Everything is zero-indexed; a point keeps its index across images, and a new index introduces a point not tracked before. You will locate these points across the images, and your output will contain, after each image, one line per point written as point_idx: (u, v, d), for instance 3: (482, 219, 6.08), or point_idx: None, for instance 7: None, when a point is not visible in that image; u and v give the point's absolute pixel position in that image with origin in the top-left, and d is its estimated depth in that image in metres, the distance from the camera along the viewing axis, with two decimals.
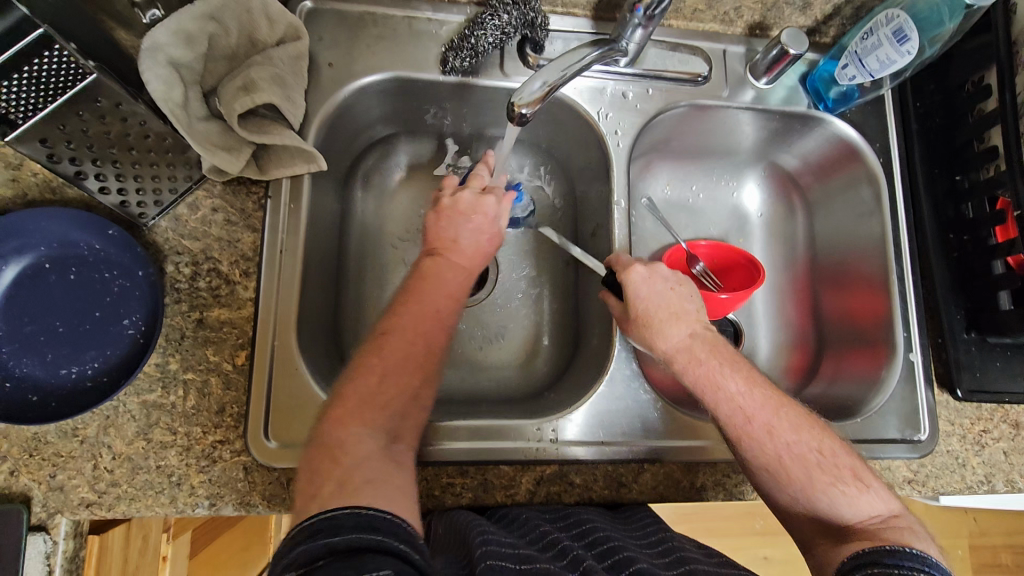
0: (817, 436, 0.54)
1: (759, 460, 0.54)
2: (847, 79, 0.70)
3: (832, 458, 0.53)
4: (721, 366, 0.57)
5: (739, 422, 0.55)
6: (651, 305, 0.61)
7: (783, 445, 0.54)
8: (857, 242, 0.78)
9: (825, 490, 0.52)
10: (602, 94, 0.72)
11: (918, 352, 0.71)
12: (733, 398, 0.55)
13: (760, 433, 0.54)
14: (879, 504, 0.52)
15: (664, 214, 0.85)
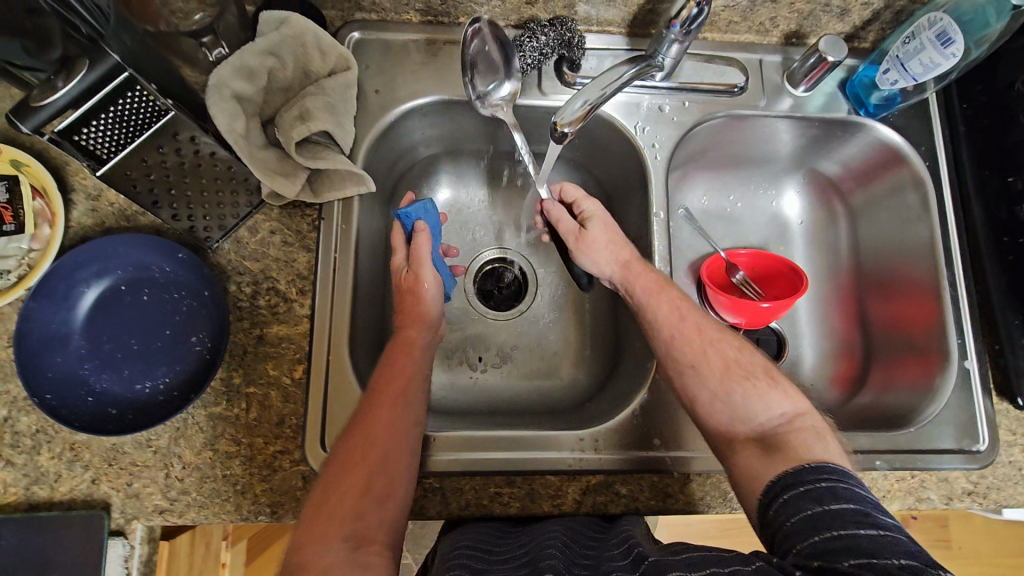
0: (741, 346, 0.60)
1: (686, 356, 0.59)
2: (889, 84, 0.70)
3: (751, 361, 0.58)
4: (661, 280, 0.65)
5: (673, 321, 0.61)
6: (610, 226, 0.70)
7: (710, 344, 0.59)
8: (903, 247, 0.76)
9: (741, 383, 0.56)
10: (638, 109, 0.73)
11: (972, 358, 0.69)
12: (672, 301, 0.62)
13: (689, 332, 0.60)
14: (786, 404, 0.55)
15: (702, 224, 0.85)
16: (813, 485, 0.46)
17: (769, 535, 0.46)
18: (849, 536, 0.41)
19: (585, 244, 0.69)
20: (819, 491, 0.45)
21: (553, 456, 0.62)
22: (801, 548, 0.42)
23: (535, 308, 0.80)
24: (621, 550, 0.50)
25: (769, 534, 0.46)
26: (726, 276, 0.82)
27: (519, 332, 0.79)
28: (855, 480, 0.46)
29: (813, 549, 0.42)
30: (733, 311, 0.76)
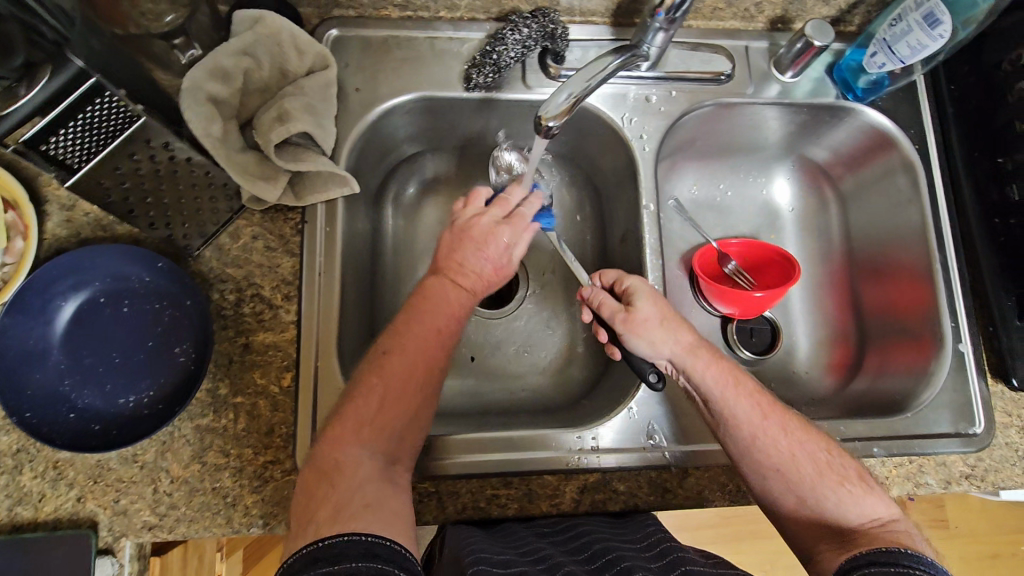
0: (822, 438, 0.57)
1: (771, 459, 0.55)
2: (877, 67, 0.69)
3: (840, 459, 0.56)
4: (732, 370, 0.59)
5: (755, 421, 0.56)
6: (663, 309, 0.62)
7: (796, 442, 0.56)
8: (894, 231, 0.76)
9: (835, 489, 0.54)
10: (624, 100, 0.72)
11: (967, 342, 0.69)
12: (751, 394, 0.58)
13: (773, 432, 0.56)
14: (879, 507, 0.54)
15: (693, 214, 0.84)
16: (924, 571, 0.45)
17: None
18: None
19: (640, 331, 0.61)
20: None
21: (551, 456, 0.61)
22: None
23: (527, 305, 0.79)
24: (653, 553, 0.50)
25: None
26: (718, 266, 0.82)
27: (511, 330, 0.78)
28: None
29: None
30: (724, 301, 0.76)
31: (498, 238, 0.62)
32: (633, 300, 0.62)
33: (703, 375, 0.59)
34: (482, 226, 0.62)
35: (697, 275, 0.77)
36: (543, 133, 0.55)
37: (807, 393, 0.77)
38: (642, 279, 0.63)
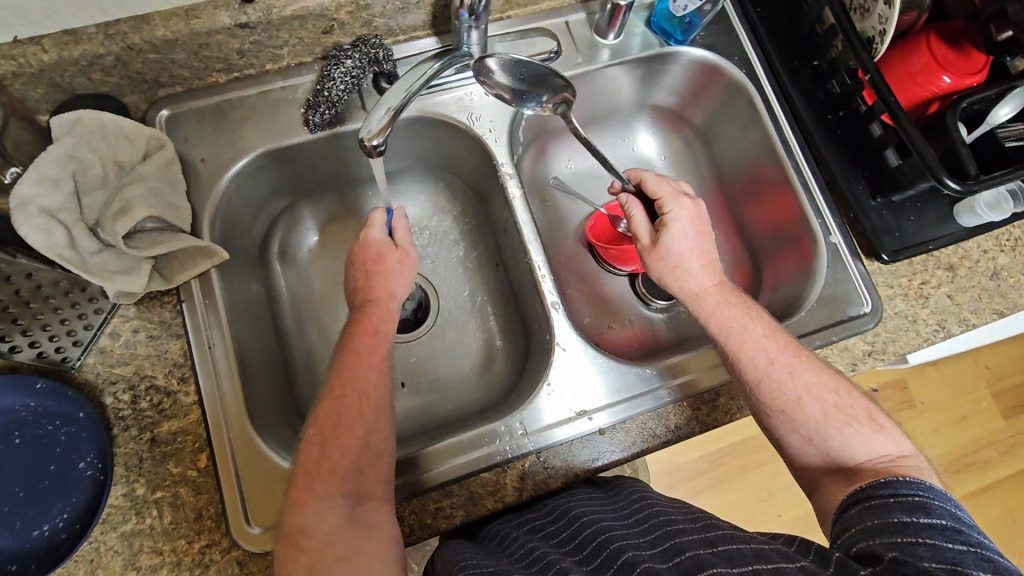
0: (833, 380, 0.62)
1: (775, 401, 0.61)
2: (683, 9, 0.73)
3: (849, 401, 0.60)
4: (745, 311, 0.66)
5: (762, 363, 0.62)
6: (698, 245, 0.70)
7: (803, 385, 0.61)
8: (750, 151, 0.80)
9: (839, 428, 0.59)
10: (467, 100, 0.74)
11: (837, 233, 0.73)
12: (758, 341, 0.63)
13: (781, 375, 0.61)
14: (890, 446, 0.58)
15: (575, 187, 0.90)
16: (944, 498, 0.49)
17: (877, 517, 0.49)
18: (936, 545, 0.44)
19: (667, 258, 0.70)
20: (953, 509, 0.48)
21: (483, 454, 0.62)
22: (933, 536, 0.45)
23: (439, 318, 0.81)
24: (651, 540, 0.50)
25: (881, 513, 0.49)
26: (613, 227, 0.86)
27: (430, 346, 0.79)
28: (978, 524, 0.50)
29: (944, 540, 0.45)
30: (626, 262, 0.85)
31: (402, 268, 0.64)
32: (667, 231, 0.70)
33: (709, 318, 0.66)
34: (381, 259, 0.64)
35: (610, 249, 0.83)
36: (373, 153, 0.56)
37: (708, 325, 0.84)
38: (682, 208, 0.71)
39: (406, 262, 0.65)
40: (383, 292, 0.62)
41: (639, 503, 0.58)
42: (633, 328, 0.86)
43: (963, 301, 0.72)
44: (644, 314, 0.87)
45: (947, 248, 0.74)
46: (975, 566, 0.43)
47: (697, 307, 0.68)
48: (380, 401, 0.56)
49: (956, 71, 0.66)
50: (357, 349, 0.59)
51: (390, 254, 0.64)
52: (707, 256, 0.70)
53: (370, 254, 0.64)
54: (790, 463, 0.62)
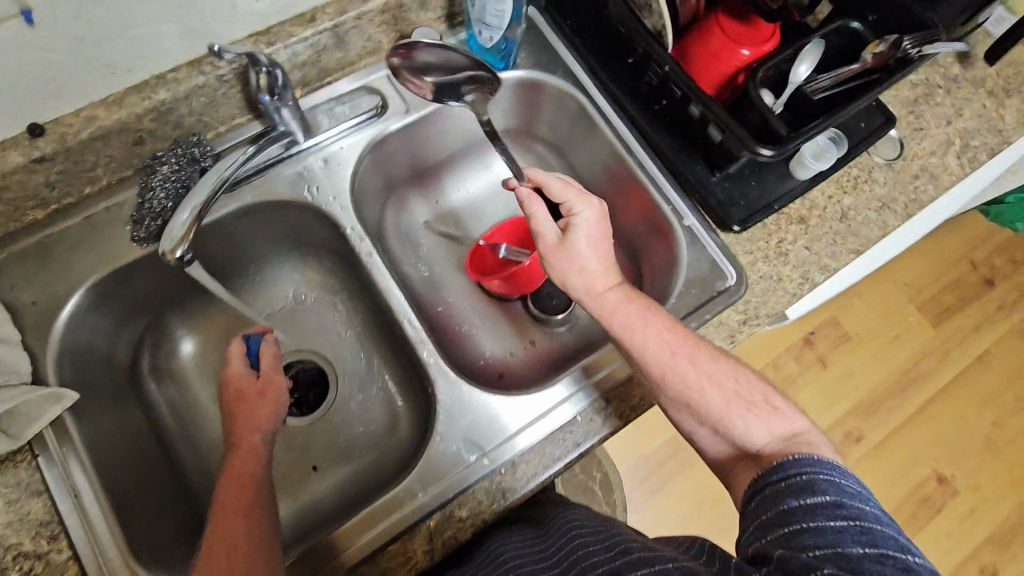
0: (729, 367, 0.62)
1: (682, 390, 0.61)
2: (490, 40, 0.75)
3: (748, 385, 0.61)
4: (644, 309, 0.64)
5: (666, 358, 0.61)
6: (603, 245, 0.68)
7: (705, 374, 0.61)
8: (597, 154, 0.83)
9: (740, 413, 0.59)
10: (304, 174, 0.73)
11: (690, 216, 0.76)
12: (661, 334, 0.62)
13: (683, 366, 0.61)
14: (786, 424, 0.58)
15: (446, 226, 0.90)
16: (830, 472, 0.50)
17: (769, 506, 0.50)
18: (817, 528, 0.45)
19: (574, 258, 0.67)
20: (838, 482, 0.49)
21: (390, 522, 0.61)
22: (816, 518, 0.46)
23: (338, 393, 0.80)
24: None
25: (772, 501, 0.50)
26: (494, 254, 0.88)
27: (333, 422, 0.78)
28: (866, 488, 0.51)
29: (825, 520, 0.45)
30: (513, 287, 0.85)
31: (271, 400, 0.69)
32: (572, 230, 0.67)
33: (613, 318, 0.64)
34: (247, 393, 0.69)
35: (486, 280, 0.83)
36: (181, 262, 0.57)
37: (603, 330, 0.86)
38: (589, 207, 0.69)
39: (268, 394, 0.69)
40: (246, 427, 0.65)
41: (568, 535, 0.60)
42: (538, 348, 0.86)
43: (820, 249, 0.76)
44: (547, 332, 0.87)
45: (794, 203, 0.77)
46: (854, 543, 0.44)
47: (600, 306, 0.65)
48: (259, 530, 0.56)
49: (750, 42, 0.69)
50: (234, 482, 0.59)
51: (250, 387, 0.70)
52: (609, 257, 0.68)
53: (233, 390, 0.69)
54: (703, 453, 0.63)
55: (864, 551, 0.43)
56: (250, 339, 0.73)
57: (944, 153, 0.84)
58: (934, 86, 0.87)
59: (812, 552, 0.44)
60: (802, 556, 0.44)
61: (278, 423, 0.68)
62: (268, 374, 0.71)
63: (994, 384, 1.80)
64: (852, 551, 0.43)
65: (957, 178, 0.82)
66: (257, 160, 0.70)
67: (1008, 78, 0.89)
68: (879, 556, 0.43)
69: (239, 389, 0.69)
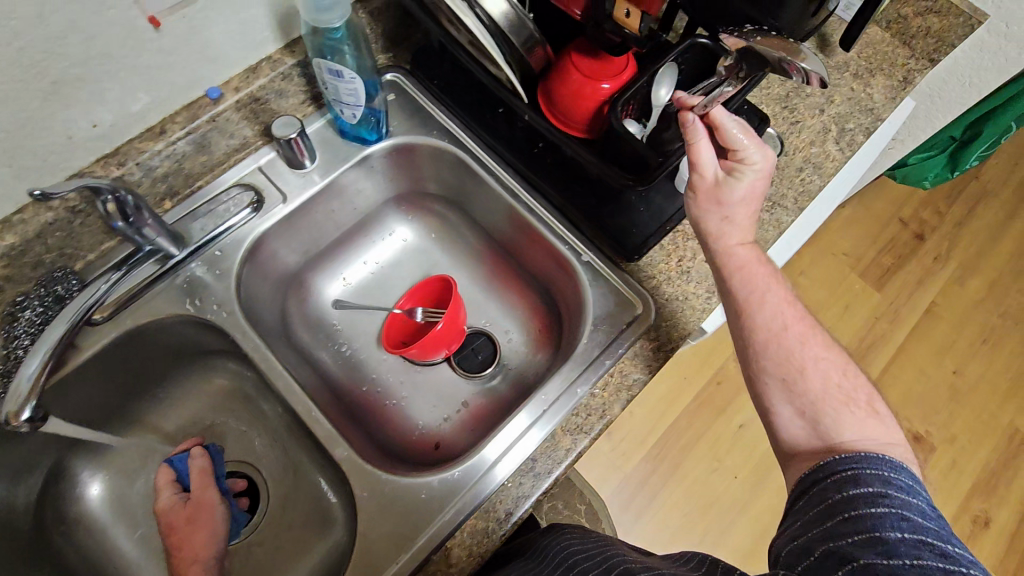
0: (839, 361, 0.64)
1: (784, 364, 0.64)
2: (354, 116, 0.73)
3: (853, 385, 0.63)
4: (766, 277, 0.67)
5: (775, 329, 0.65)
6: (751, 209, 0.67)
7: (811, 357, 0.63)
8: (490, 204, 0.83)
9: (840, 407, 0.61)
10: (184, 286, 0.70)
11: (587, 250, 0.76)
12: (778, 306, 0.66)
13: (793, 342, 0.64)
14: (880, 432, 0.59)
15: (359, 301, 0.87)
16: (875, 465, 0.53)
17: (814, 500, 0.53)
18: (859, 516, 0.48)
19: (723, 207, 0.66)
20: (883, 475, 0.51)
21: None
22: (856, 505, 0.49)
23: (269, 500, 0.76)
24: None
25: (819, 492, 0.53)
26: (413, 320, 0.85)
27: (267, 531, 0.74)
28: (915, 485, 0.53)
29: (865, 507, 0.48)
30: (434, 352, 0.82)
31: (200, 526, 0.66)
32: (735, 180, 0.65)
33: (736, 271, 0.67)
34: (178, 526, 0.65)
35: (400, 351, 0.80)
36: (29, 425, 0.55)
37: (534, 378, 0.83)
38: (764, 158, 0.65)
39: (198, 518, 0.66)
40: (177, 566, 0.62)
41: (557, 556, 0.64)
42: (472, 409, 0.83)
43: None
44: (479, 388, 0.84)
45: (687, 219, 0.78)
46: (893, 528, 0.46)
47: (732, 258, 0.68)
48: None
49: (608, 76, 0.70)
50: None
51: (177, 517, 0.66)
52: (749, 217, 0.68)
53: (165, 523, 0.65)
54: (775, 435, 0.64)
55: (901, 535, 0.46)
56: (174, 461, 0.70)
57: (822, 141, 0.86)
58: (802, 79, 0.90)
59: (850, 537, 0.47)
60: (840, 539, 0.47)
61: (220, 547, 0.65)
62: (197, 494, 0.68)
63: (947, 333, 1.85)
64: (890, 534, 0.46)
65: (840, 163, 0.84)
66: (124, 286, 0.67)
67: (868, 58, 0.92)
68: (917, 541, 0.45)
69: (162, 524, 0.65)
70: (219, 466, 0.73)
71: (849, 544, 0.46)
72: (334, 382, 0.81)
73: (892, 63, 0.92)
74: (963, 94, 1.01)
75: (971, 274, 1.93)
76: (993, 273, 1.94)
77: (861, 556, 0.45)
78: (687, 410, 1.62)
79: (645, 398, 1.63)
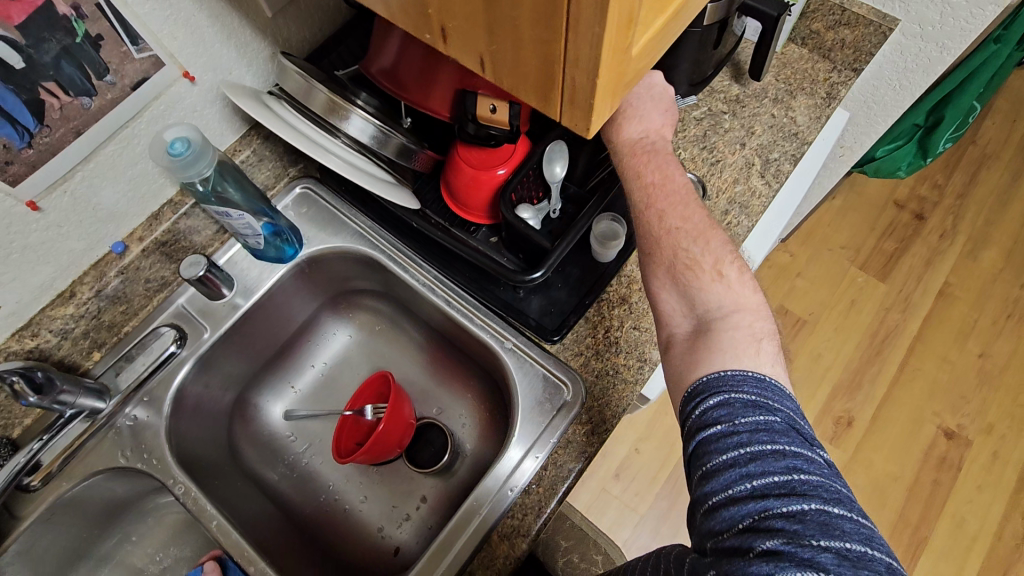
0: (695, 229, 0.62)
1: (649, 243, 0.63)
2: (259, 242, 0.73)
3: (701, 247, 0.61)
4: (648, 158, 0.66)
5: (642, 210, 0.64)
6: (629, 98, 0.68)
7: (669, 229, 0.62)
8: (413, 298, 0.82)
9: (689, 275, 0.60)
10: (122, 437, 0.72)
11: (510, 336, 0.74)
12: (648, 185, 0.64)
13: (653, 217, 0.63)
14: (725, 296, 0.59)
15: (308, 409, 0.87)
16: (723, 396, 0.49)
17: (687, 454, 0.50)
18: (714, 473, 0.45)
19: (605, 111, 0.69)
20: (733, 406, 0.48)
21: None
22: (710, 458, 0.46)
23: None
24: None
25: (683, 440, 0.50)
26: (363, 421, 0.83)
27: None
28: (770, 390, 0.49)
29: (718, 459, 0.45)
30: (387, 451, 0.80)
31: None
32: None
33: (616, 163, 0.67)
34: None
35: (347, 459, 0.78)
36: None
37: (487, 466, 0.81)
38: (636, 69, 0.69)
39: None
40: None
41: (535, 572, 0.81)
42: (431, 503, 0.80)
43: (650, 322, 0.73)
44: (436, 481, 0.82)
45: (612, 284, 0.76)
46: (742, 480, 0.44)
47: (613, 140, 0.68)
48: None
49: (501, 160, 0.69)
50: None
51: None
52: (634, 107, 0.68)
53: None
54: None
55: (751, 485, 0.43)
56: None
57: (747, 177, 0.83)
58: (718, 114, 0.87)
59: (712, 501, 0.45)
60: (702, 505, 0.45)
61: None
62: None
63: (965, 313, 1.74)
64: (739, 488, 0.43)
65: (767, 198, 0.81)
66: (59, 445, 0.69)
67: (786, 79, 0.89)
68: (765, 487, 0.43)
69: None
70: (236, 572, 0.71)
71: (708, 510, 0.45)
72: (288, 499, 0.82)
73: (814, 79, 0.88)
74: (897, 96, 0.98)
75: (983, 246, 1.82)
76: (1007, 241, 1.82)
77: (716, 524, 0.43)
78: None
79: (652, 433, 1.58)
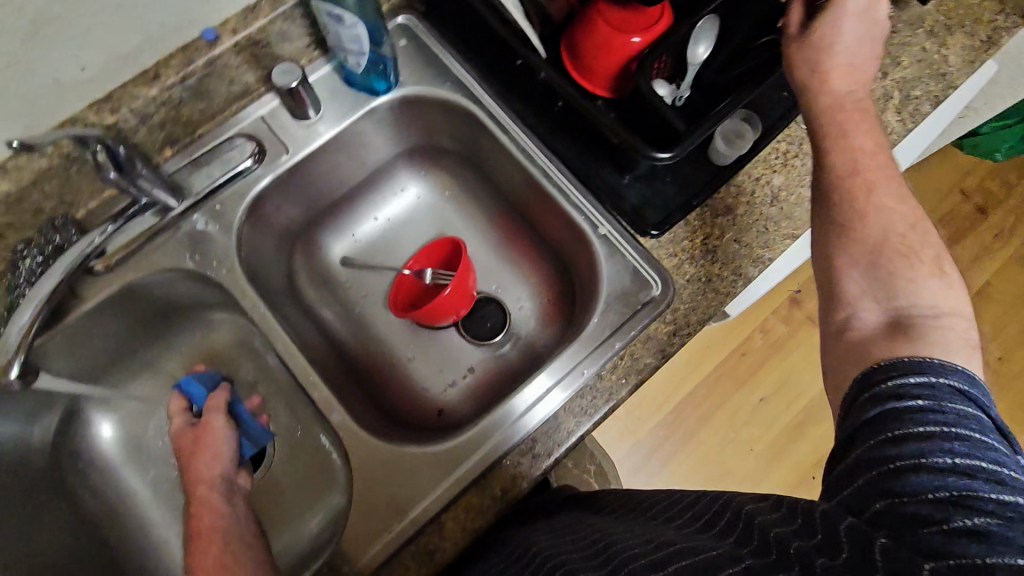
0: (909, 214, 0.56)
1: (853, 214, 0.56)
2: (357, 65, 0.69)
3: (920, 236, 0.55)
4: (860, 128, 0.59)
5: (851, 173, 0.57)
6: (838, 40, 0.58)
7: (879, 205, 0.56)
8: (503, 165, 0.77)
9: (893, 252, 0.54)
10: (187, 240, 0.69)
11: (605, 223, 0.70)
12: (860, 153, 0.58)
13: (865, 188, 0.56)
14: (937, 292, 0.52)
15: (368, 260, 0.84)
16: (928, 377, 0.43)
17: (855, 416, 0.44)
18: (905, 439, 0.40)
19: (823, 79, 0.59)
20: (938, 389, 0.42)
21: None
22: (901, 423, 0.40)
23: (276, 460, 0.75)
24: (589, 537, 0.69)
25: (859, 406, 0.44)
26: (421, 282, 0.80)
27: (264, 496, 0.73)
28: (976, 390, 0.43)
29: (914, 427, 0.40)
30: (444, 316, 0.77)
31: (211, 449, 0.68)
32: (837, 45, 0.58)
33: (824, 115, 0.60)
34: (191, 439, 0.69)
35: (405, 314, 0.76)
36: None
37: (544, 351, 0.79)
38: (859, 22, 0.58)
39: (201, 441, 0.68)
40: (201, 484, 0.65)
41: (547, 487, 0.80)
42: (478, 375, 0.80)
43: (751, 239, 0.70)
44: (488, 356, 0.81)
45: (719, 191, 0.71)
46: (943, 454, 0.38)
47: (815, 92, 0.60)
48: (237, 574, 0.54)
49: (638, 29, 0.61)
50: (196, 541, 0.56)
51: (187, 438, 0.70)
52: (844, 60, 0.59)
53: (176, 445, 0.70)
54: None
55: (952, 462, 0.38)
56: (188, 388, 0.73)
57: (882, 111, 0.76)
58: None
59: (895, 463, 0.39)
60: (877, 464, 0.40)
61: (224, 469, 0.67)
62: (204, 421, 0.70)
63: (997, 317, 1.73)
64: (937, 459, 0.38)
65: (898, 137, 0.76)
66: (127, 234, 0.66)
67: (947, 13, 0.80)
68: (971, 467, 0.38)
69: (210, 438, 0.68)
70: (242, 407, 0.74)
71: (888, 470, 0.39)
72: (338, 340, 0.81)
73: (976, 18, 0.80)
74: None
75: None
76: None
77: (898, 486, 0.38)
78: (709, 379, 1.59)
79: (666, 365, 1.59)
